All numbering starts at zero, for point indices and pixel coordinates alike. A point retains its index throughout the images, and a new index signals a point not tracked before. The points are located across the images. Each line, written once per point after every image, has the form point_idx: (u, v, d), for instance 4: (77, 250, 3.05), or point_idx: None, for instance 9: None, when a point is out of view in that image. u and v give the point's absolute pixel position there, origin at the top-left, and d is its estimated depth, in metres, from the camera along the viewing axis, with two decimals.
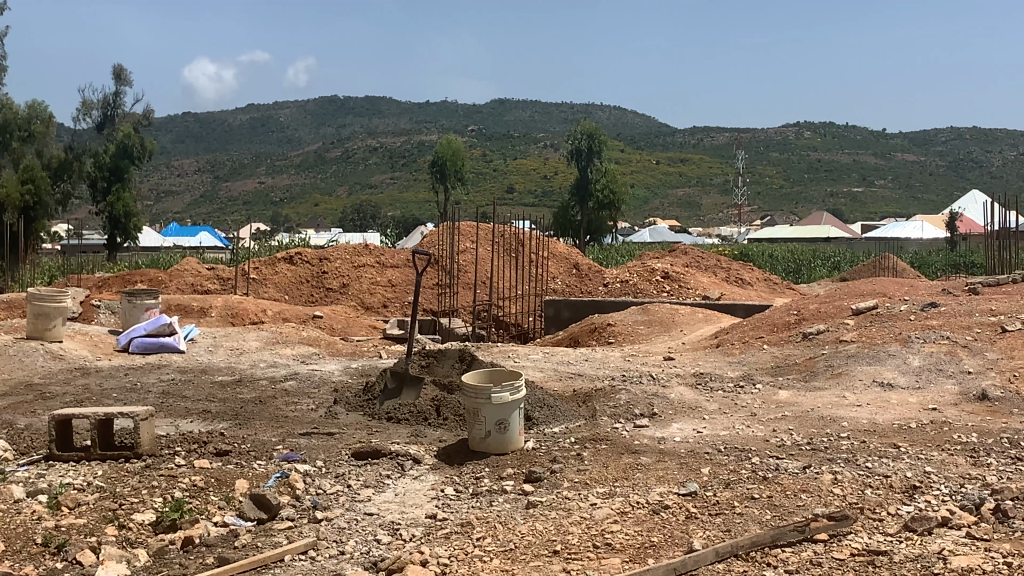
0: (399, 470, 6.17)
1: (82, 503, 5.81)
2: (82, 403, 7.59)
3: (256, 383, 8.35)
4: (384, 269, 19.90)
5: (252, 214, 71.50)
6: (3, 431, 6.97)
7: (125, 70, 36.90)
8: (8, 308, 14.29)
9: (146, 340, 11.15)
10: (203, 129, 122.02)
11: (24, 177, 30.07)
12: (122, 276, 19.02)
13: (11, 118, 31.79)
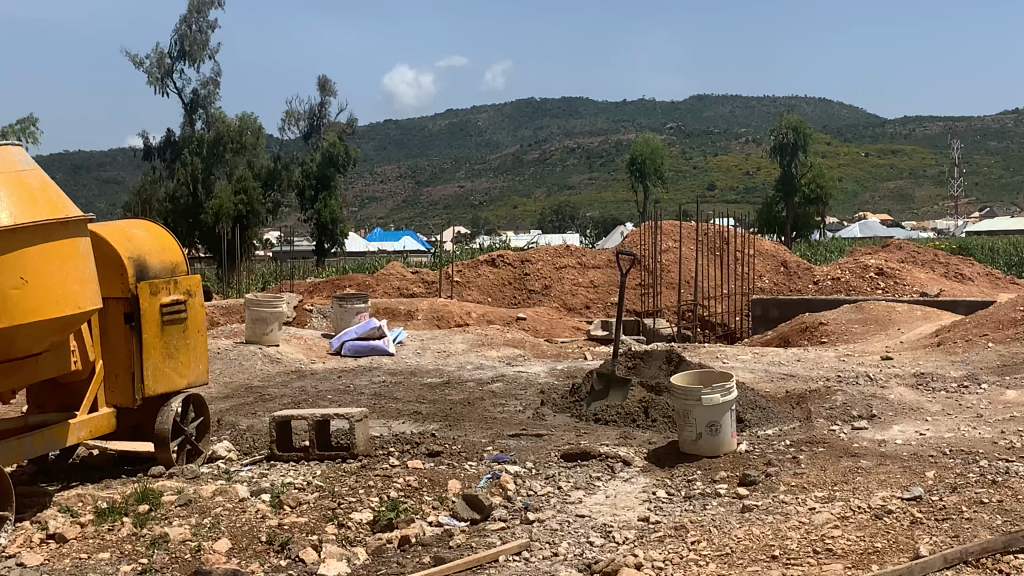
0: (609, 472, 6.16)
1: (302, 502, 6.00)
2: (300, 404, 7.87)
3: (464, 384, 8.48)
4: (585, 270, 19.97)
5: (453, 217, 73.12)
6: (226, 432, 7.36)
7: (330, 81, 37.95)
8: (228, 313, 14.99)
9: (356, 343, 11.50)
10: (403, 135, 125.34)
11: (236, 187, 31.96)
12: (332, 280, 19.69)
13: (223, 131, 33.00)
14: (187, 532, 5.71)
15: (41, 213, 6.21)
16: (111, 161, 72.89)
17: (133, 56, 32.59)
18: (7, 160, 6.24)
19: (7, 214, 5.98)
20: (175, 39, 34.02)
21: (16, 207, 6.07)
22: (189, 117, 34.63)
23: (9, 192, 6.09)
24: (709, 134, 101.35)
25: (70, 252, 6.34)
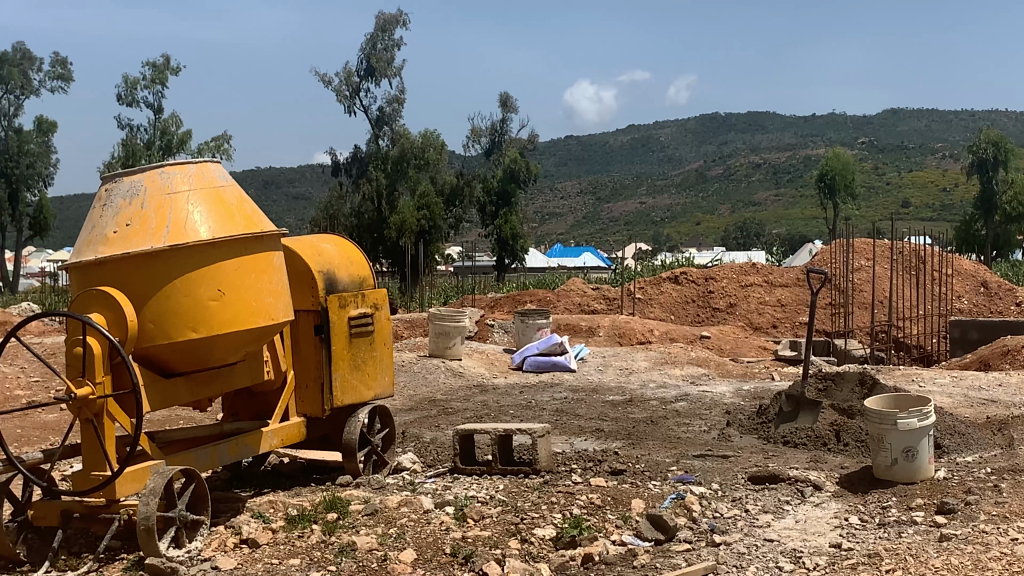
0: (799, 496, 6.02)
1: (486, 516, 6.04)
2: (482, 418, 7.96)
3: (647, 403, 8.43)
4: (772, 288, 19.62)
5: (634, 234, 73.13)
6: (410, 444, 7.50)
7: (512, 97, 38.27)
8: (412, 327, 15.29)
9: (538, 358, 11.58)
10: (584, 151, 126.03)
11: (419, 204, 32.72)
12: (513, 295, 19.87)
13: (407, 148, 33.64)
14: (374, 541, 5.81)
15: (238, 227, 6.51)
16: (301, 177, 75.82)
17: (322, 76, 33.71)
18: (206, 178, 6.63)
19: (205, 228, 6.32)
20: (362, 57, 34.97)
21: (215, 222, 6.41)
22: (375, 133, 35.54)
23: (207, 208, 6.45)
24: (901, 150, 98.36)
25: (264, 265, 6.61)
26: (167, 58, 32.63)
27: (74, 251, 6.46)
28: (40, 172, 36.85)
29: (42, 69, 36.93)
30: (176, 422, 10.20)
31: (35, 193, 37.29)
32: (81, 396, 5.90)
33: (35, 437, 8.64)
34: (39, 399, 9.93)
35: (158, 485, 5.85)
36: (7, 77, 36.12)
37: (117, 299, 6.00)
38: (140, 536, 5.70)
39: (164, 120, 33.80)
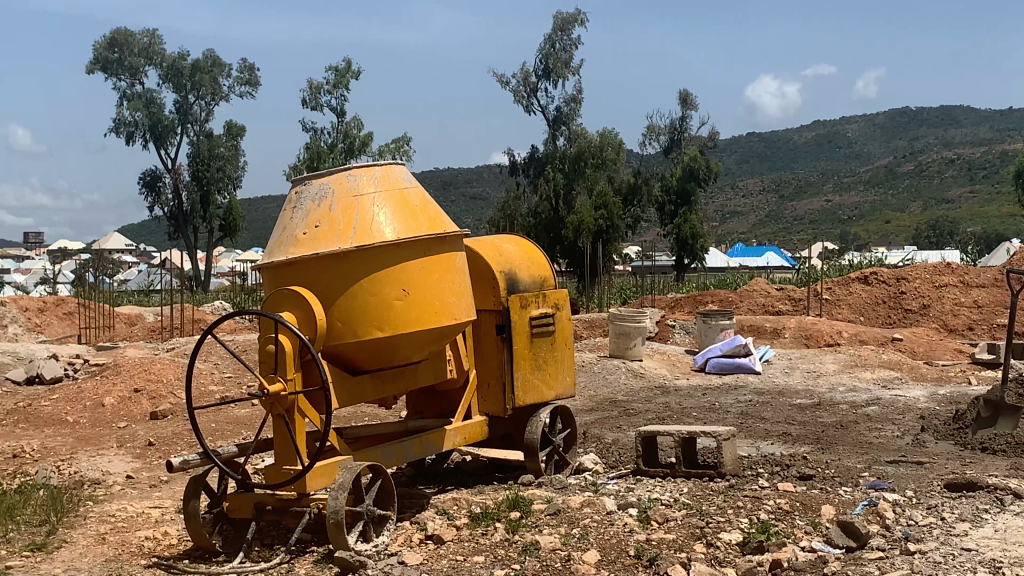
0: (998, 505, 5.78)
1: (670, 519, 5.99)
2: (665, 420, 7.94)
3: (836, 407, 8.26)
4: (968, 288, 18.89)
5: (818, 234, 71.54)
6: (593, 445, 7.52)
7: (692, 94, 38.13)
8: (592, 327, 15.37)
9: (721, 361, 11.83)
10: (766, 149, 123.90)
11: (598, 203, 32.64)
12: (695, 296, 19.74)
13: (584, 148, 34.00)
14: (558, 541, 5.82)
15: (422, 228, 6.61)
16: (481, 181, 76.96)
17: (500, 77, 34.15)
18: (391, 180, 6.76)
19: (391, 229, 6.44)
20: (540, 58, 35.23)
21: (400, 223, 6.52)
22: (552, 133, 35.78)
23: (392, 209, 6.57)
24: None
25: (447, 266, 6.69)
26: (348, 61, 33.44)
27: (266, 253, 6.69)
28: (230, 175, 38.25)
29: (232, 74, 38.28)
30: (362, 419, 10.47)
31: (226, 195, 38.72)
32: (273, 391, 6.09)
33: (230, 430, 8.98)
34: (233, 395, 10.33)
35: (346, 480, 6.01)
36: (199, 83, 37.61)
37: (306, 298, 6.17)
38: (330, 529, 5.86)
39: (346, 122, 34.64)
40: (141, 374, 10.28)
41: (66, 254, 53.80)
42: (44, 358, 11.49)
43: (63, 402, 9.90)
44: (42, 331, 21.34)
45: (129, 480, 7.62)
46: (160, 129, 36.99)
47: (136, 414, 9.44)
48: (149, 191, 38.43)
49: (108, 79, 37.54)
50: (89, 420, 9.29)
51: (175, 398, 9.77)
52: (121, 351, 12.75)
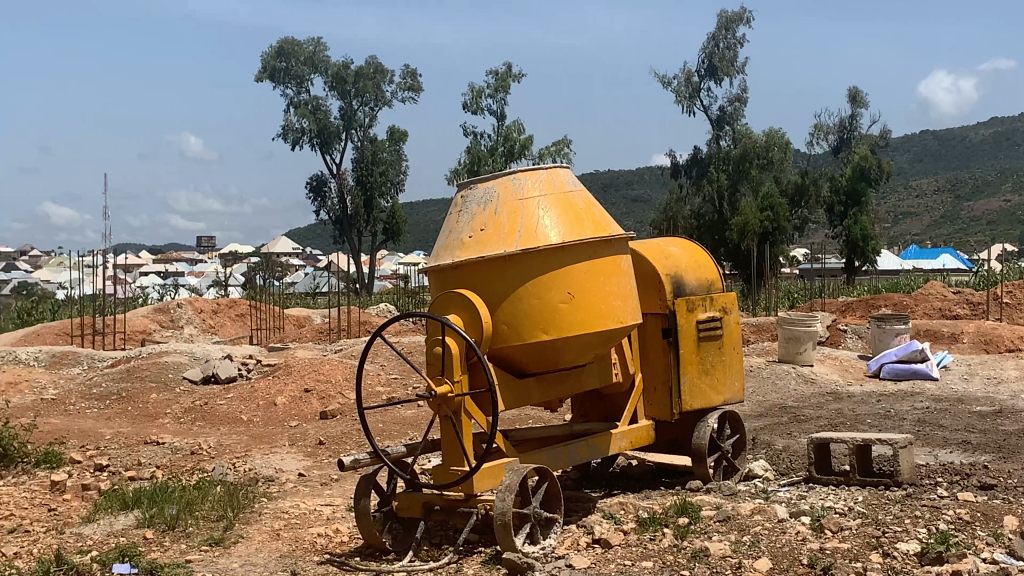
0: None
1: (844, 528, 5.85)
2: (837, 428, 7.81)
3: (1018, 415, 7.99)
4: None
5: (997, 235, 68.84)
6: (763, 451, 7.45)
7: (863, 91, 37.12)
8: (760, 331, 15.20)
9: (897, 366, 11.60)
10: (937, 147, 120.01)
11: (764, 205, 32.06)
12: (867, 299, 19.29)
13: (750, 147, 33.39)
14: (728, 548, 5.73)
15: (587, 231, 6.59)
16: (644, 186, 76.65)
17: (663, 77, 33.93)
18: (556, 183, 6.76)
19: (556, 232, 6.45)
20: (705, 57, 34.89)
21: (566, 226, 6.52)
22: (717, 134, 35.53)
23: (558, 212, 6.58)
24: None
25: (612, 268, 6.66)
26: (509, 65, 33.69)
27: (433, 256, 6.81)
28: (393, 179, 38.96)
29: (395, 80, 38.92)
30: (527, 421, 10.55)
31: (389, 199, 39.46)
32: (440, 393, 6.17)
33: (397, 430, 9.15)
34: (400, 396, 10.52)
35: (513, 482, 6.05)
36: (363, 90, 38.41)
37: (473, 301, 6.25)
38: (498, 531, 5.91)
39: (506, 126, 34.89)
40: (310, 375, 10.56)
41: (240, 258, 55.65)
42: (219, 358, 11.91)
43: (237, 400, 10.24)
44: (218, 332, 22.13)
45: (301, 478, 7.83)
46: (326, 135, 37.93)
47: (306, 413, 9.70)
48: (316, 195, 39.46)
49: (275, 87, 38.65)
50: (261, 419, 9.59)
51: (344, 398, 10.00)
52: (292, 352, 13.10)
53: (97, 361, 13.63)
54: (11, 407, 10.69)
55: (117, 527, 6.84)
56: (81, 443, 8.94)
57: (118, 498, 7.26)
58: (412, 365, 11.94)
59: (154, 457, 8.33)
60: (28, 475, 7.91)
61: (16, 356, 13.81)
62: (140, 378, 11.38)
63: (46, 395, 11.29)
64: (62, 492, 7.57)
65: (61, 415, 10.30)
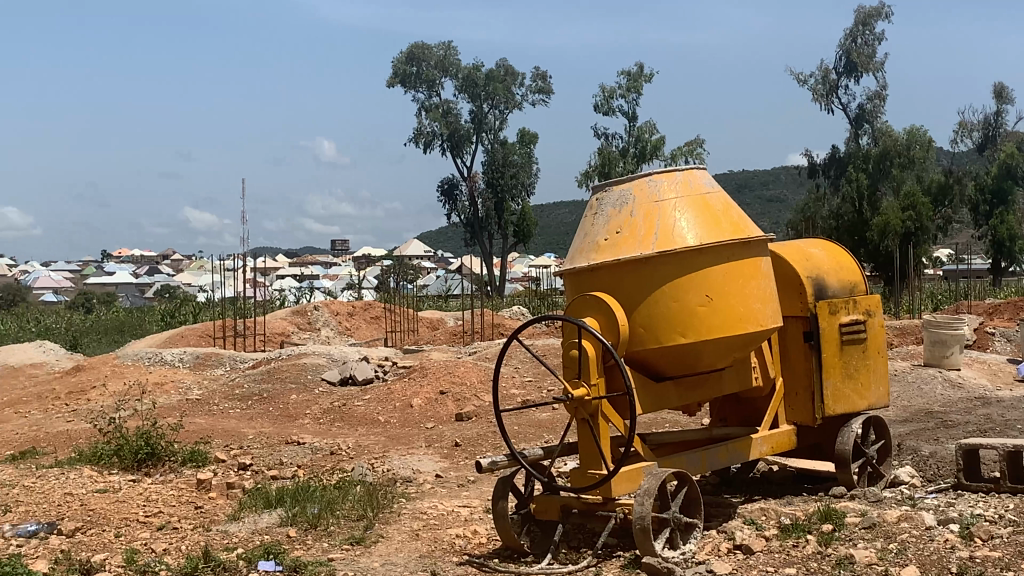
0: None
1: (995, 536, 5.67)
2: (986, 434, 7.62)
3: None
4: None
5: None
6: (908, 457, 7.30)
7: (1007, 87, 36.25)
8: (904, 336, 14.89)
9: None
10: None
11: (904, 204, 31.28)
12: (1015, 302, 18.70)
13: (890, 145, 32.62)
14: (873, 555, 5.62)
15: (725, 233, 6.51)
16: (780, 188, 75.58)
17: (800, 75, 33.40)
18: (693, 185, 6.70)
19: (693, 235, 6.39)
20: (842, 54, 34.25)
21: (703, 228, 6.46)
22: (855, 132, 34.86)
23: (695, 214, 6.52)
24: None
25: (752, 271, 6.58)
26: (641, 65, 33.59)
27: (568, 260, 6.82)
28: (523, 181, 39.16)
29: (524, 82, 39.10)
30: (663, 425, 10.51)
31: (518, 201, 39.67)
32: (577, 396, 6.16)
33: (534, 433, 9.20)
34: (535, 399, 10.58)
35: (652, 486, 6.00)
36: (493, 92, 38.67)
37: (609, 304, 6.23)
38: (636, 535, 5.87)
39: (638, 127, 34.77)
40: (445, 377, 10.69)
41: (373, 260, 56.64)
42: (357, 360, 12.13)
43: (374, 402, 10.42)
44: (353, 334, 22.55)
45: (438, 479, 7.92)
46: (457, 138, 38.34)
47: (442, 414, 9.82)
48: (446, 198, 39.91)
49: (406, 91, 39.24)
50: (398, 420, 9.75)
51: (479, 400, 10.08)
52: (428, 354, 13.29)
53: (238, 362, 14.00)
54: (160, 407, 11.07)
55: (261, 524, 7.01)
56: (226, 443, 9.23)
57: (263, 497, 7.44)
58: (547, 369, 11.99)
59: (295, 458, 8.57)
60: (176, 474, 8.25)
61: (163, 356, 14.30)
62: (281, 379, 11.67)
63: (191, 395, 11.65)
64: (208, 491, 7.83)
65: (206, 414, 10.62)
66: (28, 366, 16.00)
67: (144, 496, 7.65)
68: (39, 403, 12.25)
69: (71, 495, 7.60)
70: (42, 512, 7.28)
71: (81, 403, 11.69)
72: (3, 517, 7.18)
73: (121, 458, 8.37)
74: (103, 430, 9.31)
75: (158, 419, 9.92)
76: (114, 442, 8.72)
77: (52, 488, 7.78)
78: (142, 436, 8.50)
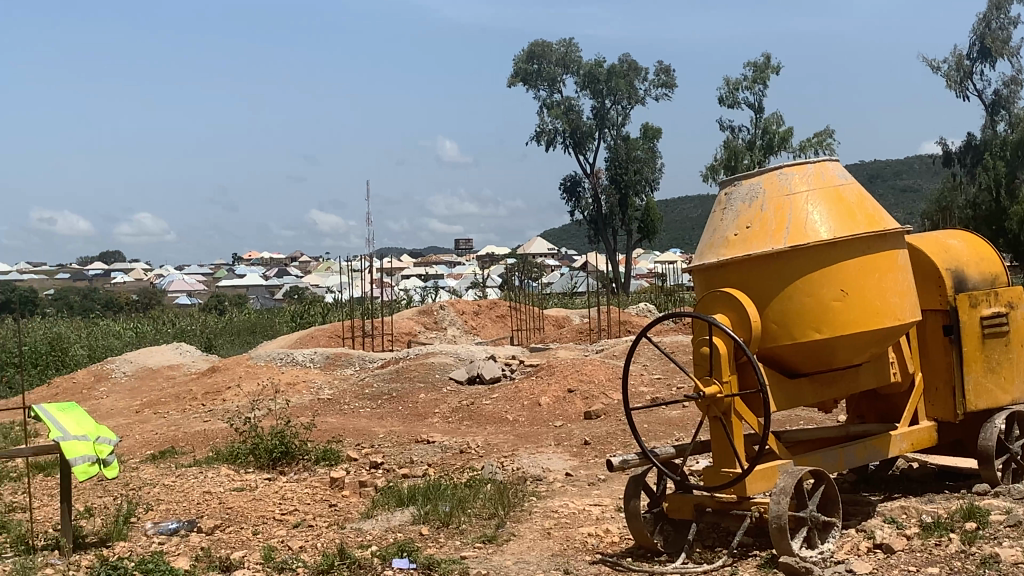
0: None
1: None
2: None
3: None
4: None
5: None
6: None
7: None
8: None
9: None
10: None
11: None
12: None
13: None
14: (1021, 554, 5.43)
15: (860, 225, 6.33)
16: (914, 179, 73.65)
17: (932, 62, 32.51)
18: (826, 177, 6.54)
19: (826, 229, 6.23)
20: (977, 38, 33.25)
21: (836, 222, 6.29)
22: (991, 118, 33.81)
23: (828, 208, 6.36)
24: None
25: (888, 264, 6.39)
26: (767, 56, 33.10)
27: (697, 256, 6.72)
28: (647, 177, 38.89)
29: (648, 77, 38.85)
30: (797, 422, 10.34)
31: (643, 197, 39.44)
32: (709, 394, 6.00)
33: (664, 431, 9.15)
34: (664, 396, 10.52)
35: (788, 484, 5.80)
36: (615, 88, 38.50)
37: (740, 300, 6.09)
38: (773, 534, 5.69)
39: (765, 118, 34.25)
40: (573, 375, 10.69)
41: (497, 259, 56.98)
42: (484, 359, 12.20)
43: (502, 401, 10.47)
44: (480, 333, 22.70)
45: (568, 478, 7.92)
46: (580, 134, 38.33)
47: (570, 413, 9.82)
48: (570, 196, 39.94)
49: (528, 89, 39.44)
50: (526, 419, 9.78)
51: (607, 398, 10.04)
52: (555, 352, 13.30)
53: (368, 361, 14.19)
54: (292, 406, 11.29)
55: (394, 522, 7.08)
56: (357, 441, 9.39)
57: (395, 495, 7.52)
58: (676, 367, 11.92)
59: (425, 456, 8.73)
60: (309, 472, 8.43)
61: (295, 357, 14.60)
62: (410, 378, 11.80)
63: (322, 395, 11.87)
64: (341, 489, 7.96)
65: (337, 414, 10.80)
66: (166, 367, 16.48)
67: (279, 494, 7.82)
68: (177, 403, 12.61)
69: (210, 494, 7.79)
70: (181, 510, 7.47)
71: (217, 404, 12.00)
72: (146, 515, 7.40)
73: (257, 457, 8.61)
74: (239, 430, 9.53)
75: (292, 418, 10.12)
76: (250, 442, 8.95)
77: (192, 487, 8.01)
78: (276, 435, 8.71)
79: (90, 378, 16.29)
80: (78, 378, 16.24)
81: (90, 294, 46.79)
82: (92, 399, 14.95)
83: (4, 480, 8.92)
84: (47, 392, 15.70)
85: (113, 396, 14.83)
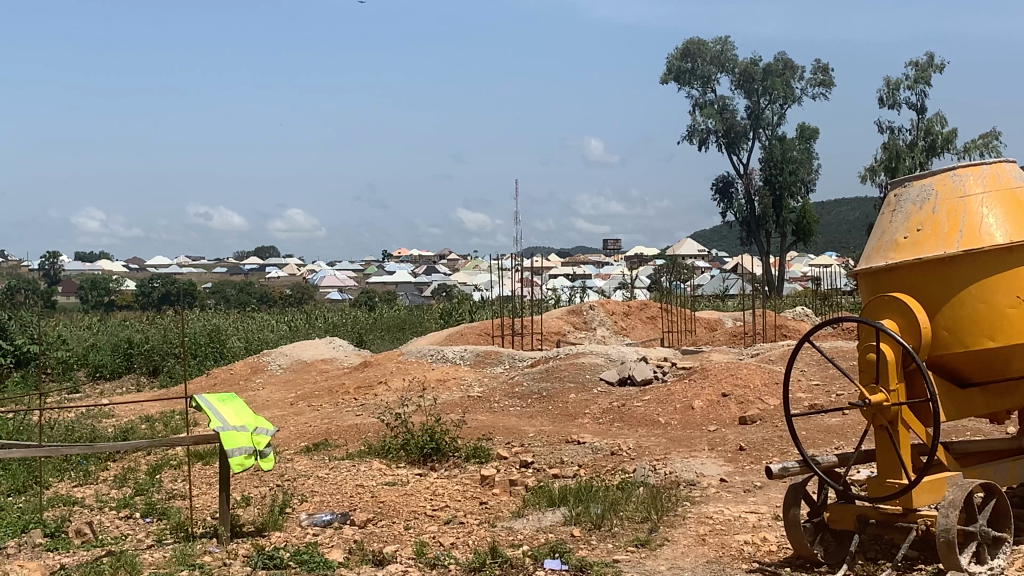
0: None
1: None
2: None
3: None
4: None
5: None
6: None
7: None
8: None
9: None
10: None
11: None
12: None
13: None
14: None
15: None
16: None
17: None
18: (1002, 179, 6.00)
19: (1004, 233, 5.77)
20: None
21: (1016, 225, 5.81)
22: None
23: (1007, 211, 5.86)
24: None
25: None
26: (930, 55, 32.12)
27: (863, 256, 6.35)
28: (802, 177, 38.14)
29: (804, 76, 38.13)
30: (964, 434, 10.03)
31: (798, 199, 38.72)
32: (875, 402, 5.66)
33: (824, 443, 8.94)
34: (823, 403, 10.30)
35: (957, 497, 5.51)
36: (771, 87, 37.89)
37: (910, 305, 5.76)
38: (940, 548, 5.42)
39: (928, 119, 33.25)
40: (727, 379, 10.53)
41: (645, 261, 56.77)
42: (635, 360, 12.10)
43: (654, 403, 10.37)
44: (629, 334, 22.58)
45: (723, 484, 7.81)
46: (733, 134, 37.90)
47: (724, 417, 9.67)
48: (722, 197, 39.52)
49: (681, 88, 39.23)
50: (679, 422, 9.69)
51: (763, 404, 9.86)
52: (708, 355, 13.12)
53: (518, 359, 14.21)
54: (443, 403, 11.39)
55: (545, 522, 7.03)
56: (507, 440, 9.43)
57: (546, 495, 7.51)
58: (835, 373, 11.66)
59: (576, 457, 8.76)
60: (460, 468, 8.48)
61: (446, 353, 14.74)
62: (559, 378, 11.78)
63: (473, 392, 11.96)
64: (492, 486, 7.99)
65: (488, 411, 10.87)
66: (319, 361, 16.79)
67: (430, 490, 7.87)
68: (331, 396, 12.87)
69: (363, 487, 7.89)
70: (335, 503, 7.57)
71: (369, 398, 12.17)
72: (300, 506, 7.51)
73: (408, 452, 8.76)
74: (390, 424, 9.63)
75: (443, 416, 10.21)
76: (401, 437, 9.09)
77: (345, 479, 8.13)
78: (427, 431, 8.83)
79: (247, 369, 16.72)
80: (236, 368, 16.70)
81: (243, 287, 48.33)
82: (249, 390, 15.33)
83: (167, 466, 9.19)
84: (208, 380, 16.18)
85: (270, 387, 15.20)
